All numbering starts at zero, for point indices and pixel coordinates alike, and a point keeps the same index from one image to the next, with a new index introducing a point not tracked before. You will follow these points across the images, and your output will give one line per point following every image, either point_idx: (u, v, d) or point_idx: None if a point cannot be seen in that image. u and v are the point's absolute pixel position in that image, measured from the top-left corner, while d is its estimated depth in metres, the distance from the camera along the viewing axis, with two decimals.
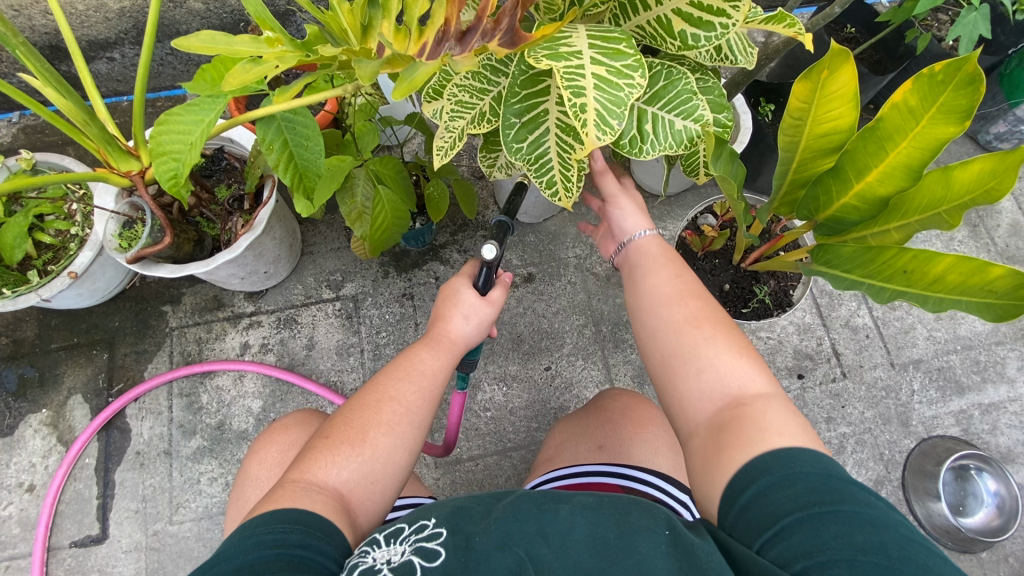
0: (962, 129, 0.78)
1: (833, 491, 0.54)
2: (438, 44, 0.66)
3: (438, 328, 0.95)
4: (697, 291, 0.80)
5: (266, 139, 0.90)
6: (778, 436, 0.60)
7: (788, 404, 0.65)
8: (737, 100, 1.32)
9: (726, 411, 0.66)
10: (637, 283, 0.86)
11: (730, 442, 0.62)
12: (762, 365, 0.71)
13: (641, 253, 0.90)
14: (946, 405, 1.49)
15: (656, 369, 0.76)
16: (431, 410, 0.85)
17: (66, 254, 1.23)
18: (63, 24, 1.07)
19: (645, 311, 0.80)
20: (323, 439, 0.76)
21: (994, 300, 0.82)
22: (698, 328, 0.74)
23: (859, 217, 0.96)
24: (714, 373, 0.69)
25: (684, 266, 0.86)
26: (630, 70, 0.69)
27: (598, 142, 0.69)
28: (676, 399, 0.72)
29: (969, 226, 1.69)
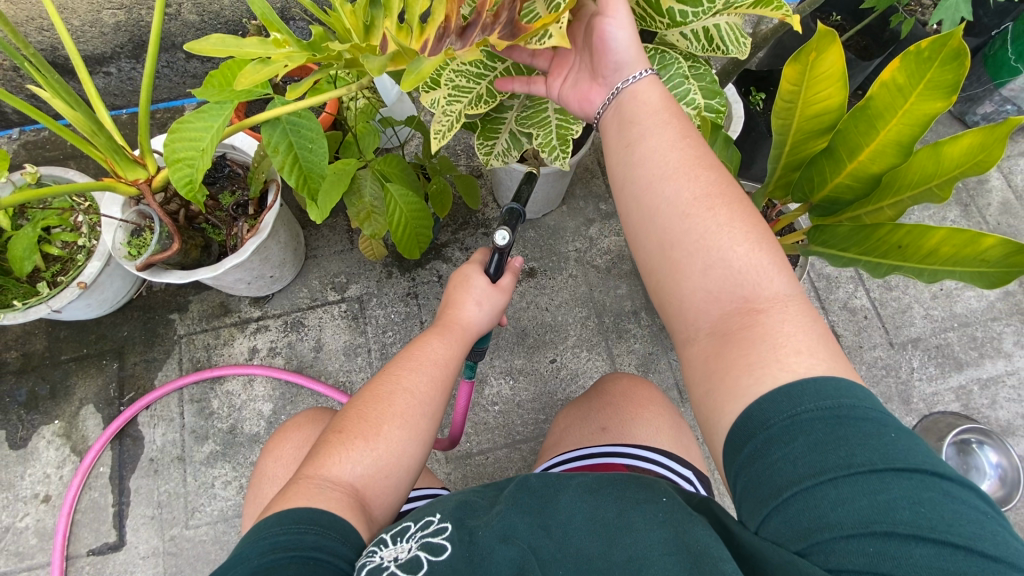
0: (949, 103, 0.81)
1: (835, 448, 0.51)
2: (439, 41, 0.69)
3: (450, 314, 0.97)
4: (705, 160, 0.69)
5: (271, 142, 0.92)
6: (794, 358, 0.57)
7: (805, 310, 0.60)
8: (728, 89, 1.34)
9: (733, 317, 0.61)
10: (630, 144, 0.72)
11: (737, 363, 0.59)
12: (780, 260, 0.63)
13: (638, 103, 0.73)
14: (945, 381, 1.52)
15: (652, 256, 0.68)
16: (442, 400, 0.87)
17: (74, 265, 1.24)
18: (65, 37, 1.09)
19: (645, 184, 0.68)
20: (337, 433, 0.78)
21: (989, 269, 0.83)
22: (711, 209, 0.64)
23: (853, 195, 0.99)
24: (726, 268, 0.62)
25: (689, 124, 0.72)
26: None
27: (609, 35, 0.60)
28: (677, 299, 0.66)
29: (961, 205, 1.72)
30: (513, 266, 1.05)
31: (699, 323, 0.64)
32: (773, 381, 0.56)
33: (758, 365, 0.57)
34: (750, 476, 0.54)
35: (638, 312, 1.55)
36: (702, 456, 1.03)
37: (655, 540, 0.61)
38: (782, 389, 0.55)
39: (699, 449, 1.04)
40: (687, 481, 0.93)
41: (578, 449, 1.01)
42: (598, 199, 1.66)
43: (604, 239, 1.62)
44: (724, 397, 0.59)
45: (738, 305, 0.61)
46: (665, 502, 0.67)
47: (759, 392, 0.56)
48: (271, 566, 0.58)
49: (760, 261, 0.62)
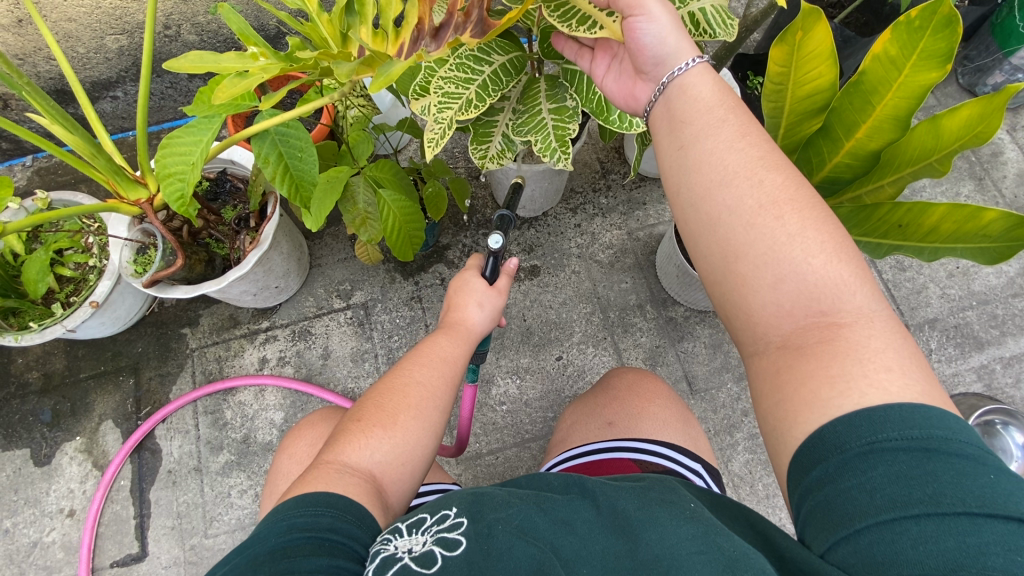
0: (944, 72, 0.78)
1: (921, 483, 0.48)
2: (415, 42, 0.69)
3: (451, 317, 0.98)
4: (774, 161, 0.64)
5: (262, 153, 0.94)
6: (882, 376, 0.54)
7: (891, 328, 0.57)
8: (724, 74, 1.33)
9: (810, 331, 0.58)
10: (683, 146, 0.68)
11: (817, 375, 0.56)
12: (863, 275, 0.59)
13: (689, 99, 0.70)
14: (965, 362, 1.47)
15: (713, 265, 0.65)
16: (451, 392, 0.88)
17: (87, 285, 1.28)
18: (65, 64, 1.11)
19: (707, 188, 0.65)
20: (356, 422, 0.79)
21: (991, 243, 0.81)
22: (779, 217, 0.60)
23: (853, 173, 0.97)
24: (801, 282, 0.58)
25: (747, 119, 0.67)
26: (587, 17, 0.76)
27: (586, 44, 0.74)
28: (744, 315, 0.63)
29: (974, 179, 1.67)
30: (508, 267, 1.05)
31: (770, 337, 0.60)
32: (858, 400, 0.53)
33: (842, 378, 0.54)
34: (819, 501, 0.53)
35: (643, 306, 1.54)
36: (710, 449, 1.02)
37: (683, 536, 0.61)
38: (868, 409, 0.52)
39: (707, 441, 1.03)
40: (697, 475, 0.91)
41: (583, 446, 1.01)
42: (598, 193, 1.65)
43: (605, 233, 1.61)
44: (799, 405, 0.56)
45: (816, 319, 0.58)
46: (692, 506, 0.67)
47: (847, 408, 0.53)
48: (286, 546, 0.59)
49: (840, 274, 0.58)
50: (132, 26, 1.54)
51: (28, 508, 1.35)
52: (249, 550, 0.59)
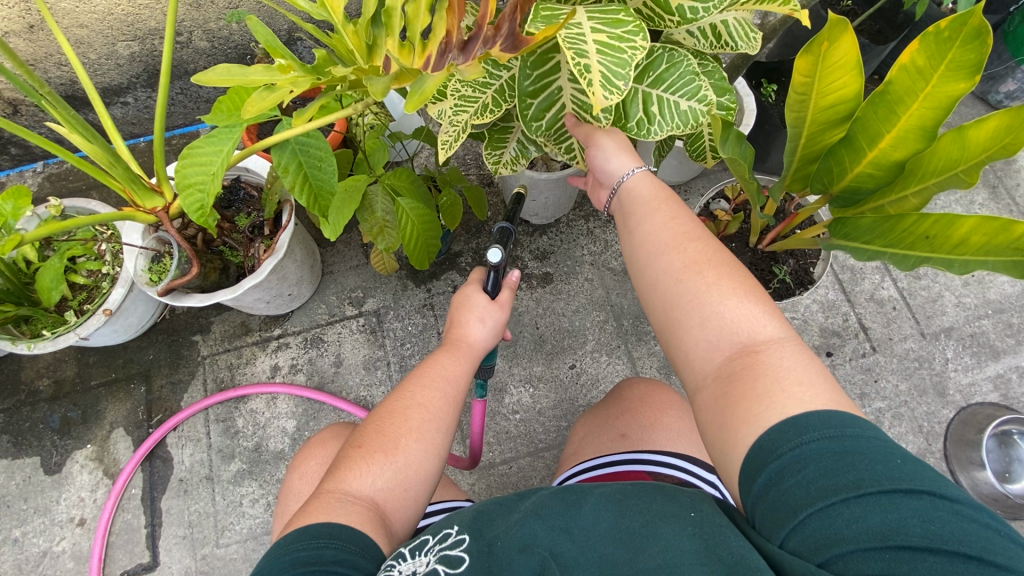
0: (974, 83, 0.77)
1: (845, 470, 0.52)
2: (441, 55, 0.68)
3: (455, 333, 0.97)
4: (696, 231, 0.75)
5: (281, 163, 0.93)
6: (798, 390, 0.58)
7: (802, 351, 0.63)
8: (739, 82, 1.33)
9: (735, 360, 0.64)
10: (631, 228, 0.81)
11: (746, 395, 0.60)
12: (772, 309, 0.67)
13: (632, 198, 0.84)
14: (982, 371, 1.46)
15: (656, 316, 0.74)
16: (456, 413, 0.86)
17: (99, 292, 1.27)
18: (82, 72, 1.10)
19: (647, 256, 0.76)
20: (357, 448, 0.78)
21: (1023, 257, 0.80)
22: (699, 273, 0.70)
23: (876, 184, 0.96)
24: (721, 322, 0.66)
25: (680, 203, 0.81)
26: (630, 35, 0.69)
27: (606, 101, 0.68)
28: (682, 351, 0.70)
29: (989, 187, 1.66)
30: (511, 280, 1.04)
31: (705, 369, 0.66)
32: (784, 411, 0.57)
33: (766, 396, 0.59)
34: (772, 500, 0.55)
35: None
36: None
37: (686, 550, 0.59)
38: (794, 419, 0.56)
39: None
40: (712, 486, 0.90)
41: (598, 458, 0.99)
42: None
43: (618, 241, 1.60)
44: (737, 423, 0.60)
45: (738, 348, 0.64)
46: (695, 516, 0.64)
47: (775, 419, 0.57)
48: None
49: (750, 310, 0.66)
50: (145, 32, 1.54)
51: (39, 516, 1.34)
52: None
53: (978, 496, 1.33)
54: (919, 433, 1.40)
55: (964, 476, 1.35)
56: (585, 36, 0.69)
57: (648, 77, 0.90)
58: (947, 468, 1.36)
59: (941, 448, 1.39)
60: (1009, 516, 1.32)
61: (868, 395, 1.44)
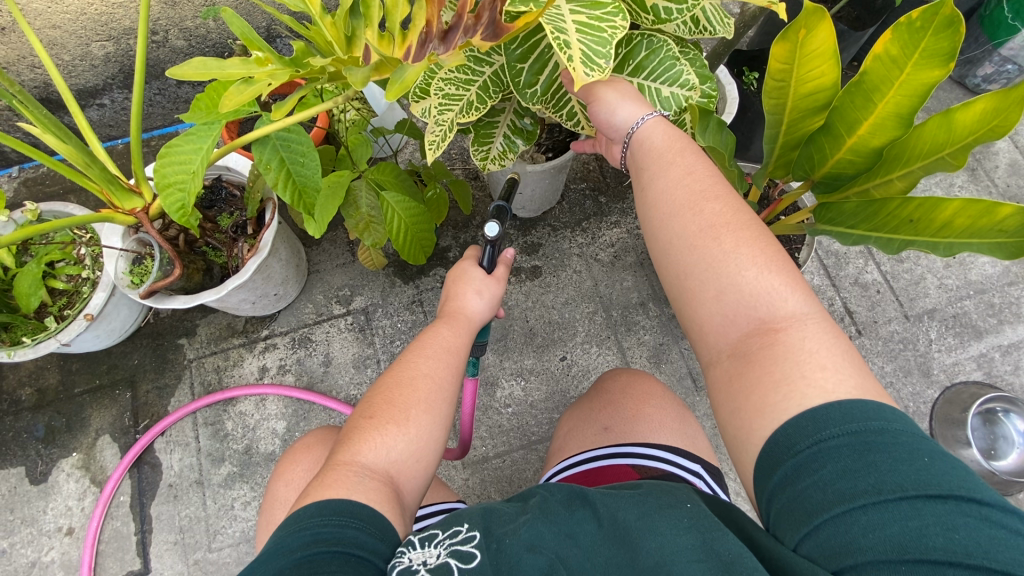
0: (948, 71, 0.78)
1: (864, 475, 0.55)
2: (422, 46, 0.69)
3: (451, 305, 0.97)
4: (715, 192, 0.74)
5: (263, 159, 0.92)
6: (818, 375, 0.62)
7: (825, 327, 0.66)
8: (721, 71, 1.33)
9: (752, 338, 0.67)
10: (643, 185, 0.80)
11: (764, 381, 0.64)
12: (797, 283, 0.68)
13: (644, 149, 0.81)
14: (965, 350, 1.48)
15: (670, 283, 0.76)
16: (458, 382, 0.87)
17: (80, 298, 1.25)
18: (52, 71, 1.07)
19: (662, 217, 0.76)
20: (367, 419, 0.77)
21: (1007, 238, 0.81)
22: (716, 239, 0.70)
23: (856, 171, 0.97)
24: (740, 295, 0.68)
25: (694, 155, 0.79)
26: (609, 14, 0.67)
27: (587, 78, 0.65)
28: (698, 325, 0.73)
29: (968, 170, 1.69)
30: (505, 257, 1.05)
31: (720, 346, 0.70)
32: (801, 400, 0.61)
33: (785, 383, 0.62)
34: (786, 501, 0.59)
35: (645, 304, 1.54)
36: (711, 448, 1.01)
37: (683, 546, 0.62)
38: (814, 409, 0.60)
39: (707, 440, 1.03)
40: (697, 476, 0.91)
41: (583, 453, 1.00)
42: (597, 192, 1.64)
43: (605, 233, 1.60)
44: (754, 412, 0.64)
45: (757, 326, 0.67)
46: (690, 507, 0.70)
47: (794, 411, 0.61)
48: (313, 559, 0.58)
49: (772, 283, 0.67)
50: (119, 32, 1.51)
51: (26, 527, 1.32)
52: (272, 564, 0.59)
53: None
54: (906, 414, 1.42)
55: (950, 454, 1.38)
56: (565, 16, 0.68)
57: (628, 65, 0.90)
58: None
59: (927, 428, 1.41)
60: (995, 492, 1.35)
61: None
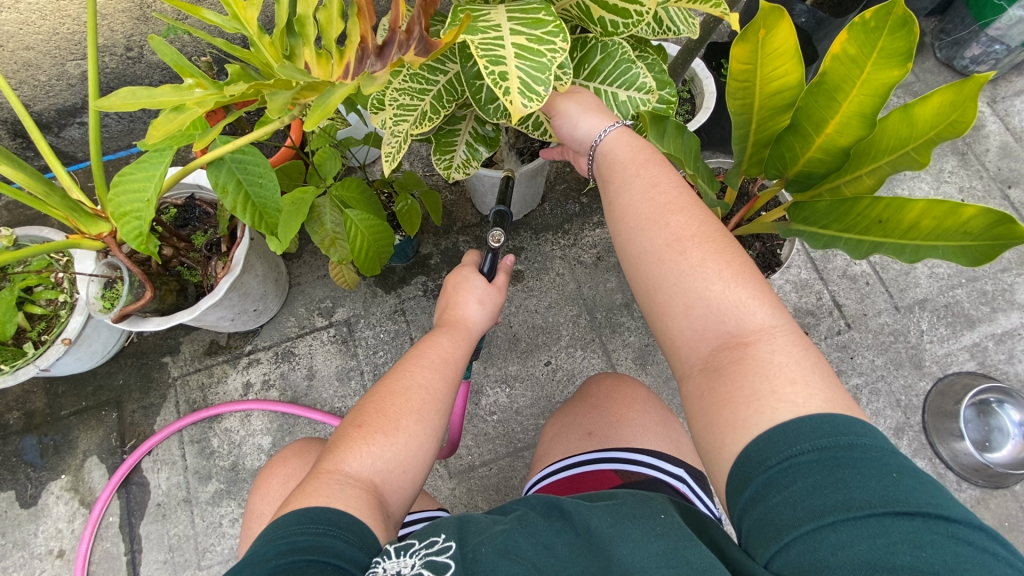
0: (906, 71, 0.76)
1: (833, 491, 0.53)
2: (359, 62, 0.65)
3: (451, 315, 0.96)
4: (679, 203, 0.72)
5: (218, 182, 0.90)
6: (788, 389, 0.60)
7: (794, 339, 0.64)
8: (697, 65, 1.30)
9: (722, 352, 0.65)
10: (609, 198, 0.78)
11: (734, 395, 0.62)
12: (767, 295, 0.67)
13: (609, 161, 0.80)
14: (958, 341, 1.45)
15: (641, 298, 0.74)
16: (453, 394, 0.85)
17: (59, 322, 1.25)
18: (13, 97, 1.06)
19: (629, 231, 0.74)
20: (355, 428, 0.75)
21: (971, 240, 0.78)
22: (683, 254, 0.68)
23: (827, 169, 0.95)
24: (708, 310, 0.66)
25: (662, 164, 0.77)
26: (550, 36, 0.67)
27: (525, 109, 0.65)
28: (669, 338, 0.71)
29: (958, 154, 1.66)
30: (505, 265, 1.06)
31: (691, 360, 0.68)
32: (774, 415, 0.59)
33: (755, 397, 0.60)
34: (755, 518, 0.56)
35: (630, 304, 1.52)
36: (696, 453, 1.00)
37: (652, 553, 0.61)
38: (784, 423, 0.58)
39: (692, 444, 1.02)
40: (680, 481, 0.89)
41: (566, 459, 0.98)
42: (578, 192, 1.62)
43: (588, 234, 1.59)
44: (724, 427, 0.62)
45: (726, 340, 0.65)
46: (664, 518, 0.68)
47: (765, 425, 0.59)
48: (286, 568, 0.56)
49: (739, 297, 0.66)
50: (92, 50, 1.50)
51: (17, 551, 1.33)
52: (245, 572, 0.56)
53: (958, 468, 1.34)
54: (897, 407, 1.40)
55: (944, 448, 1.36)
56: (504, 41, 0.66)
57: (585, 69, 0.90)
58: (925, 441, 1.37)
59: (920, 421, 1.39)
60: (991, 485, 1.32)
61: (846, 372, 1.44)
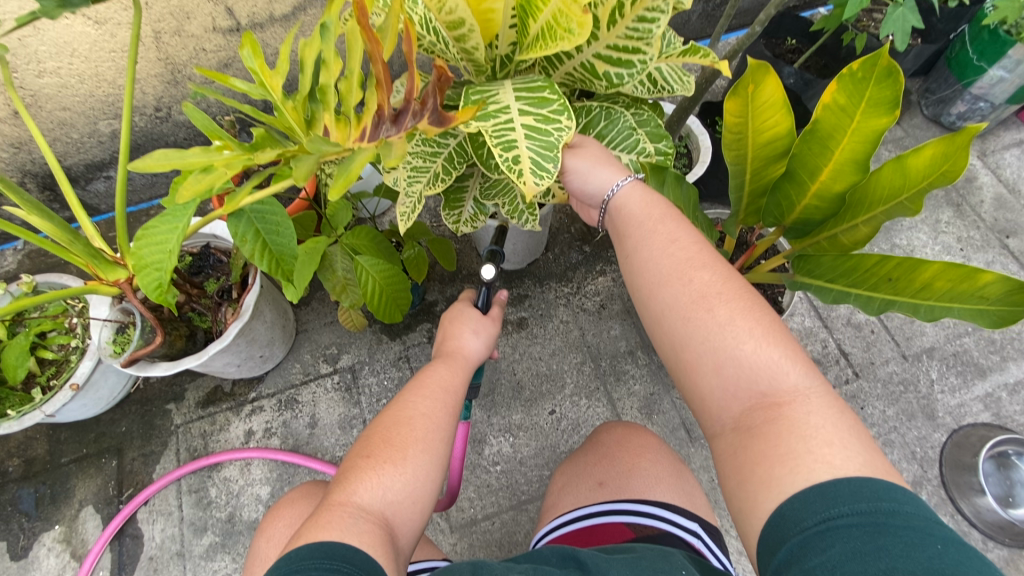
0: (894, 118, 0.80)
1: (875, 559, 0.51)
2: (376, 127, 0.69)
3: (450, 346, 0.96)
4: (704, 263, 0.73)
5: (238, 232, 0.94)
6: (825, 451, 0.59)
7: (829, 401, 0.63)
8: (691, 122, 1.36)
9: (755, 412, 0.64)
10: (629, 254, 0.80)
11: (770, 454, 0.61)
12: (796, 354, 0.66)
13: (627, 220, 0.82)
14: (970, 391, 1.43)
15: (668, 355, 0.74)
16: (455, 421, 0.84)
17: (68, 367, 1.27)
18: (48, 152, 1.12)
19: (652, 289, 0.75)
20: (365, 457, 0.73)
21: (989, 306, 0.82)
22: (711, 313, 0.68)
23: (823, 216, 0.98)
24: (740, 370, 0.66)
25: (681, 224, 0.79)
26: (556, 115, 0.72)
27: (537, 187, 0.70)
28: (699, 397, 0.70)
29: (953, 205, 1.69)
30: (499, 298, 1.09)
31: (723, 419, 0.67)
32: (809, 475, 0.58)
33: (791, 457, 0.60)
34: None
35: (634, 352, 1.52)
36: (709, 504, 0.97)
37: None
38: (820, 484, 0.57)
39: (706, 497, 0.98)
40: (693, 536, 0.86)
41: (576, 510, 0.96)
42: (581, 241, 1.66)
43: (591, 282, 1.61)
44: (760, 486, 0.61)
45: (758, 400, 0.64)
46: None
47: (800, 485, 0.58)
48: None
49: (771, 357, 0.65)
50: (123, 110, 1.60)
51: None
52: None
53: (981, 525, 1.28)
54: (913, 460, 1.36)
55: (965, 504, 1.31)
56: (513, 123, 0.72)
57: (589, 134, 0.94)
58: (945, 496, 1.32)
59: (937, 475, 1.34)
60: (1018, 545, 1.26)
61: None
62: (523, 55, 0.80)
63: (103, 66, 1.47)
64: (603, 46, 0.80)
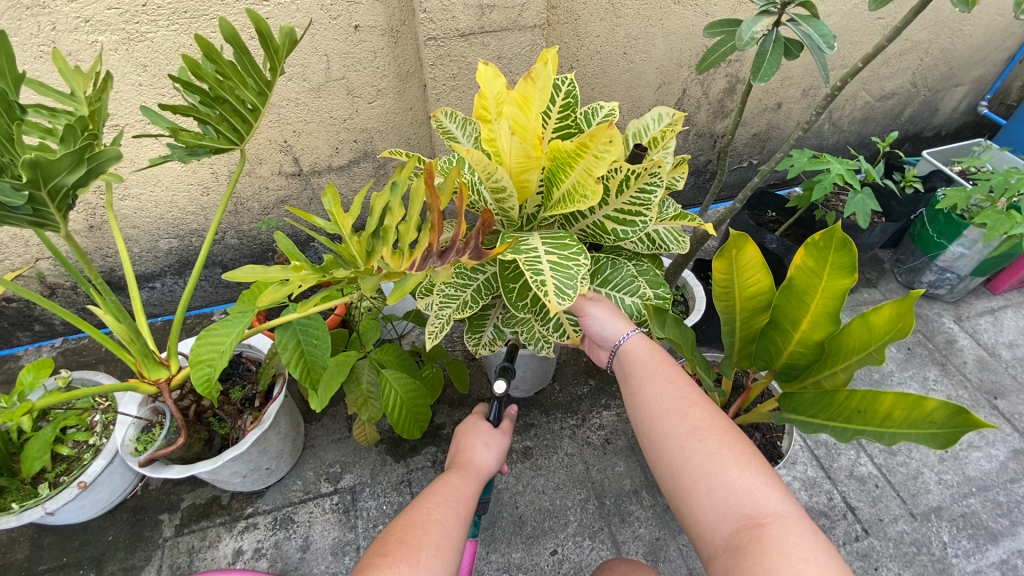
0: (854, 279, 0.94)
1: None
2: (424, 260, 0.81)
3: (464, 458, 1.01)
4: (694, 398, 0.84)
5: (282, 341, 1.05)
6: (804, 566, 0.65)
7: (804, 524, 0.70)
8: (686, 276, 1.54)
9: (742, 532, 0.71)
10: (631, 390, 0.91)
11: (754, 570, 0.66)
12: (776, 482, 0.74)
13: (628, 358, 0.94)
14: (985, 556, 1.39)
15: (664, 480, 0.81)
16: (466, 528, 0.86)
17: (79, 464, 1.29)
18: (123, 251, 1.26)
19: (650, 419, 0.85)
20: (383, 556, 0.75)
21: (937, 428, 0.85)
22: (701, 441, 0.78)
23: (808, 360, 1.10)
24: (726, 493, 0.74)
25: (672, 364, 0.91)
26: (575, 255, 0.88)
27: (560, 305, 0.81)
28: (694, 520, 0.76)
29: (937, 364, 1.80)
30: (509, 412, 1.16)
31: (715, 541, 0.73)
32: None
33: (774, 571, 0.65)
34: None
35: (638, 492, 1.51)
36: None
37: None
38: None
39: None
40: None
41: None
42: (586, 376, 1.75)
43: (596, 416, 1.66)
44: None
45: (745, 522, 0.71)
46: None
47: None
48: None
49: (754, 483, 0.73)
50: (186, 232, 1.83)
51: None
52: None
53: None
54: None
55: None
56: (541, 257, 0.87)
57: (597, 278, 1.09)
58: None
59: None
60: None
61: None
62: (549, 212, 0.98)
63: (180, 196, 1.72)
64: (612, 210, 0.99)
